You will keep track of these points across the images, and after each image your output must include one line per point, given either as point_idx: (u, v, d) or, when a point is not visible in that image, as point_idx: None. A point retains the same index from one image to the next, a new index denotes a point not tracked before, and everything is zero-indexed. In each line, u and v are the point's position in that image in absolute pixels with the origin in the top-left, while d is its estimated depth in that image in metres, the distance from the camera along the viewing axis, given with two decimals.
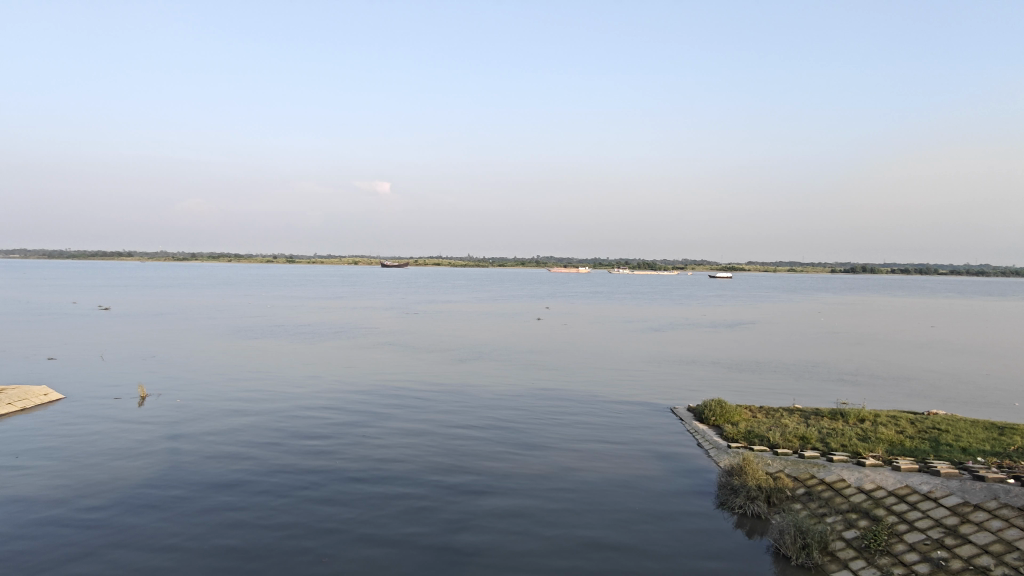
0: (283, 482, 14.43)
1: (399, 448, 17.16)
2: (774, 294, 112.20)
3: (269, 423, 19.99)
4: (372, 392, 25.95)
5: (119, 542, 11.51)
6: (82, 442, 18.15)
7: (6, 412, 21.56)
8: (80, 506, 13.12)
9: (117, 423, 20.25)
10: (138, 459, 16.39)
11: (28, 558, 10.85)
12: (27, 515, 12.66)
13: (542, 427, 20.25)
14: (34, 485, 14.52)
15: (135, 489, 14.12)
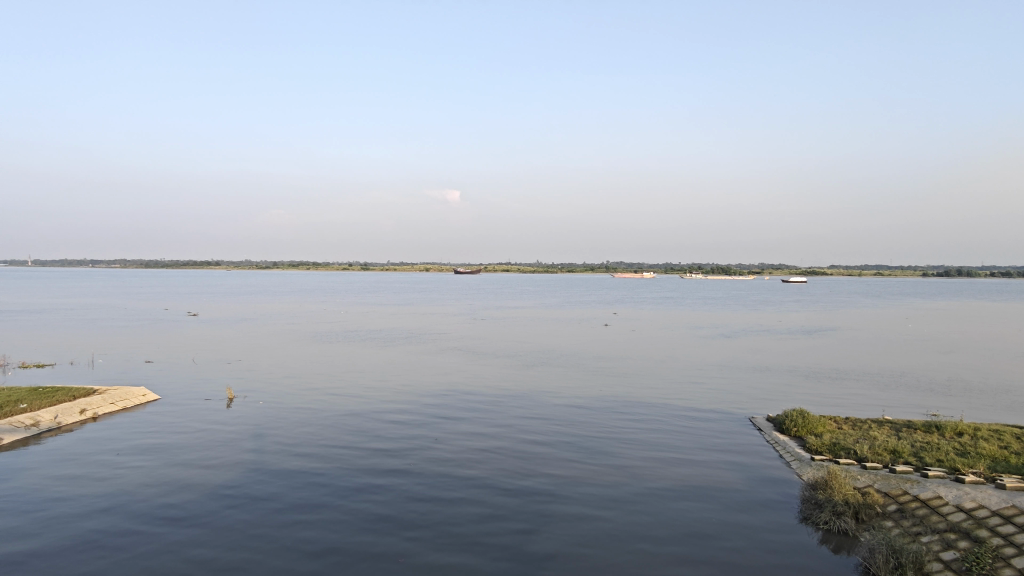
0: (362, 489, 15.04)
1: (472, 458, 17.48)
2: (858, 299, 106.56)
3: (347, 429, 20.75)
4: (443, 398, 26.40)
5: (213, 539, 12.38)
6: (176, 442, 19.37)
7: (109, 411, 23.26)
8: (172, 506, 14.01)
9: (206, 425, 21.50)
10: (225, 462, 17.32)
11: (124, 555, 11.66)
12: (125, 513, 13.63)
13: (612, 438, 20.07)
14: (131, 483, 15.61)
15: (222, 492, 14.94)
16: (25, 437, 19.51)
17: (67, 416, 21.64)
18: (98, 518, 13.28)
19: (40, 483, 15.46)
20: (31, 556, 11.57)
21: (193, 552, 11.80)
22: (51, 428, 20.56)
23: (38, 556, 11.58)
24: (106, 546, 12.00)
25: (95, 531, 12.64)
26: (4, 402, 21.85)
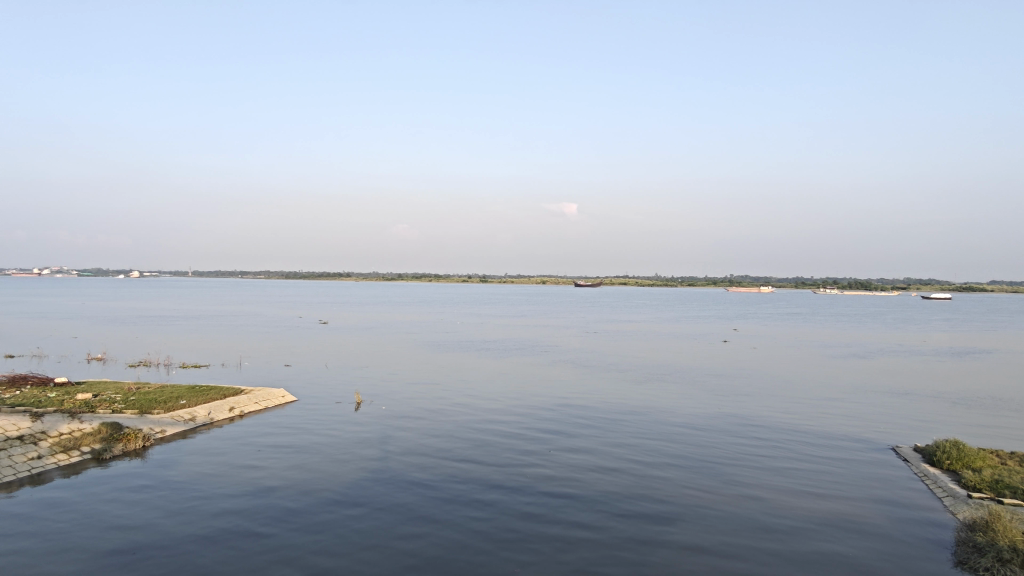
0: (479, 500, 15.44)
1: (589, 476, 17.43)
2: (1021, 319, 94.32)
3: (466, 438, 21.34)
4: (559, 412, 26.41)
5: (343, 536, 13.27)
6: (310, 442, 20.73)
7: (253, 409, 25.38)
8: (303, 505, 14.93)
9: (338, 427, 22.92)
10: (351, 464, 18.27)
11: (258, 550, 12.53)
12: (261, 509, 14.70)
13: (734, 463, 19.10)
14: (269, 480, 16.86)
15: (348, 495, 15.73)
16: (184, 430, 21.73)
17: (218, 413, 23.85)
18: (238, 513, 14.41)
19: (192, 475, 17.10)
20: (181, 545, 12.73)
21: (319, 553, 12.49)
22: (205, 423, 22.75)
23: (186, 546, 12.71)
24: (243, 540, 12.99)
25: (235, 526, 13.71)
26: (168, 398, 24.51)
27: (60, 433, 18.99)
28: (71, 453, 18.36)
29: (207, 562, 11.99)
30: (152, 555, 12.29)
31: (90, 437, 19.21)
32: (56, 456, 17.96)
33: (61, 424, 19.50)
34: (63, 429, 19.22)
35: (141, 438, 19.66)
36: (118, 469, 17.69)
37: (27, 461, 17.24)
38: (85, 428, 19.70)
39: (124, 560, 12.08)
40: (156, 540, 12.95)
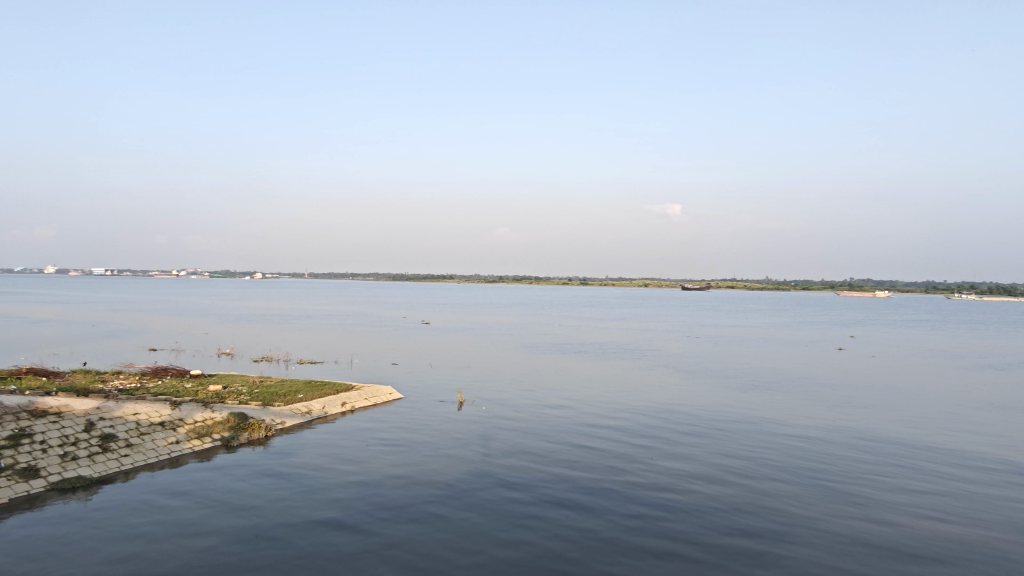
0: (580, 505, 15.48)
1: (693, 487, 17.03)
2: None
3: (567, 442, 21.44)
4: (662, 419, 25.89)
5: (449, 532, 13.76)
6: (414, 439, 21.45)
7: (363, 405, 26.63)
8: (407, 503, 15.42)
9: (443, 424, 23.67)
10: (456, 463, 18.78)
11: (365, 543, 13.08)
12: (369, 503, 15.32)
13: (854, 480, 17.99)
14: (378, 474, 17.64)
15: (450, 494, 16.10)
16: (301, 422, 23.14)
17: (331, 408, 25.22)
18: (350, 505, 15.17)
19: (307, 466, 18.14)
20: (295, 533, 13.51)
21: (422, 550, 12.83)
22: (320, 416, 24.14)
23: (299, 535, 13.46)
24: (351, 533, 13.60)
25: (345, 518, 14.38)
26: (287, 391, 26.20)
27: (194, 421, 20.76)
28: (203, 440, 20.02)
29: (320, 552, 12.64)
30: (269, 541, 13.11)
31: (220, 426, 20.86)
32: (191, 441, 19.64)
33: (196, 412, 21.31)
34: (198, 417, 21.01)
35: (264, 428, 21.12)
36: (243, 457, 19.09)
37: (168, 445, 19.01)
38: (216, 416, 21.42)
39: (245, 545, 12.96)
40: (273, 527, 13.80)
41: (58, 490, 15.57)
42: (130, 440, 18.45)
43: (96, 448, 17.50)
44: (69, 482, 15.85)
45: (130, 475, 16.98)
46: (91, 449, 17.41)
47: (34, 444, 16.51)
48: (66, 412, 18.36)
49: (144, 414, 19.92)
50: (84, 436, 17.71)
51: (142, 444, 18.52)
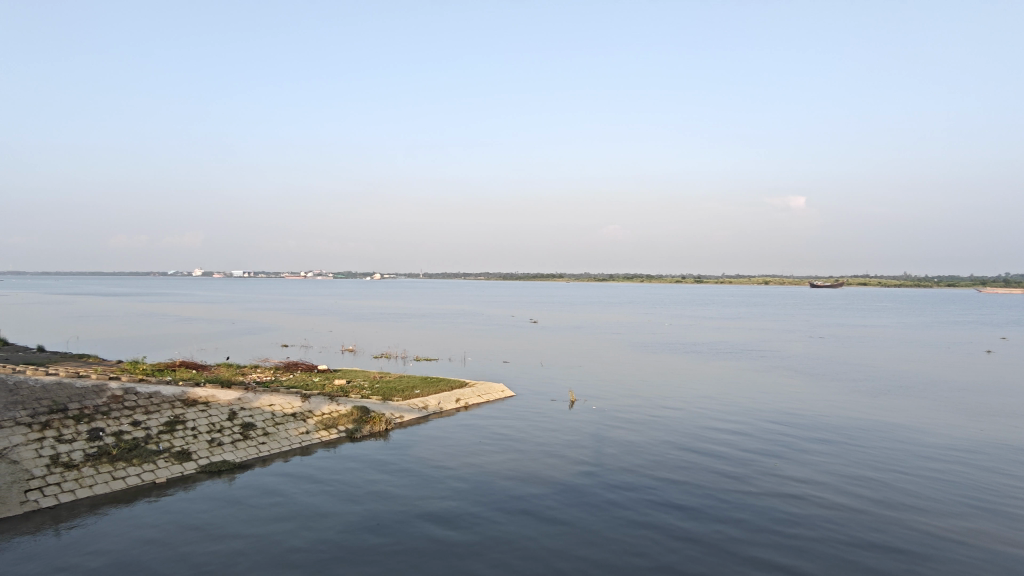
0: (695, 511, 15.10)
1: (819, 498, 16.11)
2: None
3: (682, 446, 20.89)
4: (784, 424, 24.60)
5: (559, 531, 13.91)
6: (526, 438, 21.62)
7: (476, 401, 27.24)
8: (518, 502, 15.58)
9: (555, 423, 23.81)
10: (568, 463, 18.85)
11: (477, 540, 13.32)
12: (481, 499, 15.69)
13: (1007, 502, 16.30)
14: (492, 470, 18.06)
15: (562, 494, 16.15)
16: (418, 417, 24.04)
17: (446, 404, 26.00)
18: (466, 500, 15.68)
19: (423, 460, 18.81)
20: (412, 524, 14.04)
21: (534, 552, 12.88)
22: (436, 412, 24.98)
23: (415, 526, 13.94)
24: (465, 528, 13.92)
25: (459, 514, 14.74)
26: (405, 387, 27.34)
27: (322, 413, 22.16)
28: (330, 431, 21.31)
29: (436, 546, 13.04)
30: (389, 531, 13.70)
31: (345, 418, 22.11)
32: (319, 431, 20.97)
33: (323, 405, 22.72)
34: (325, 410, 22.41)
35: (384, 421, 22.16)
36: (365, 448, 20.12)
37: (299, 434, 20.42)
38: (340, 409, 22.74)
39: (367, 533, 13.60)
40: (393, 517, 14.45)
41: (206, 472, 17.13)
42: (266, 429, 19.99)
43: (238, 435, 19.11)
44: (215, 466, 17.39)
45: (266, 461, 18.38)
46: (234, 436, 19.02)
47: (187, 430, 18.28)
48: (212, 401, 20.17)
49: (279, 405, 21.50)
50: (228, 424, 19.39)
51: (277, 433, 20.00)
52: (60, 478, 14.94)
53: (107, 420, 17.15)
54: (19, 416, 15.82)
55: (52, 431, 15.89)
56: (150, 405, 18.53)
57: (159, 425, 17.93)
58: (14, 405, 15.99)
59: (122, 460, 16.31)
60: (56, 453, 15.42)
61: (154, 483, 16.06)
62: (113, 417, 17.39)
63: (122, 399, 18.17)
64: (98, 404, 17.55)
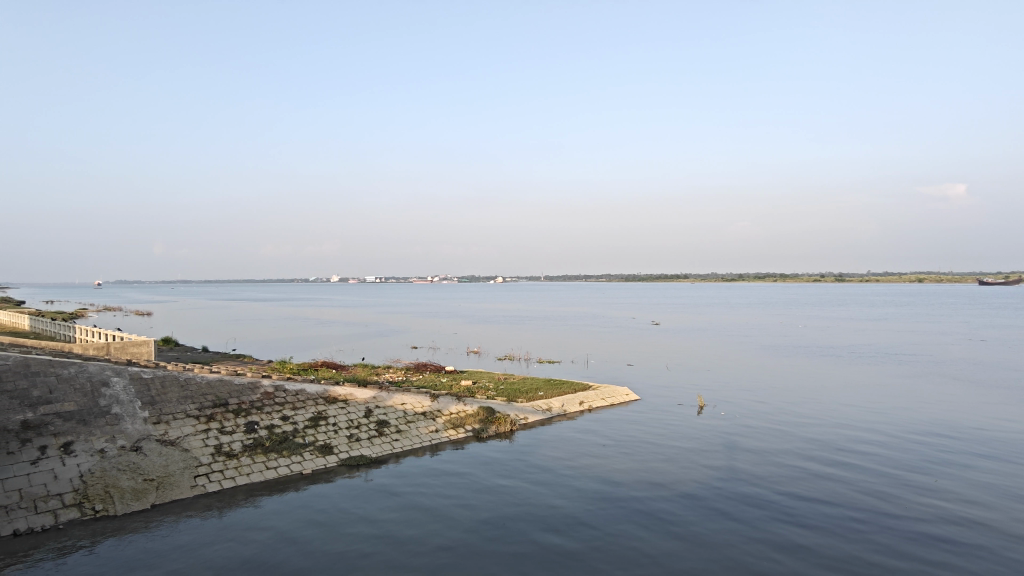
0: (834, 527, 14.06)
1: (985, 522, 14.41)
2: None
3: (822, 457, 19.48)
4: (944, 437, 22.20)
5: (685, 538, 13.46)
6: (653, 444, 21.01)
7: (601, 404, 26.94)
8: (648, 508, 15.09)
9: (682, 429, 23.05)
10: (697, 470, 18.17)
11: (605, 546, 13.00)
12: (605, 502, 15.53)
13: None
14: (616, 474, 17.81)
15: (689, 501, 15.63)
16: (543, 419, 24.17)
17: (570, 406, 25.95)
18: (590, 501, 15.59)
19: (548, 462, 18.83)
20: (539, 525, 14.01)
21: (658, 556, 12.56)
22: (559, 414, 25.04)
23: (541, 529, 13.86)
24: (593, 533, 13.67)
25: (585, 517, 14.56)
26: (529, 389, 27.64)
27: (450, 412, 22.88)
28: (458, 430, 21.96)
29: (563, 547, 12.94)
30: (513, 529, 13.83)
31: (472, 418, 22.66)
32: (447, 430, 21.66)
33: (451, 405, 23.45)
34: (453, 409, 23.15)
35: (509, 422, 22.54)
36: (491, 448, 20.51)
37: (429, 432, 21.22)
38: (467, 409, 23.36)
39: (494, 531, 13.76)
40: (518, 516, 14.63)
41: (346, 465, 18.25)
42: (399, 426, 20.96)
43: (374, 432, 20.18)
44: (354, 459, 18.47)
45: (399, 457, 19.26)
46: (370, 432, 20.10)
47: (329, 425, 19.58)
48: (351, 399, 21.44)
49: (410, 404, 22.46)
50: (364, 420, 20.53)
51: (408, 430, 20.90)
52: (223, 466, 16.52)
53: (261, 415, 18.74)
54: (188, 408, 17.61)
55: (215, 423, 17.60)
56: (296, 401, 20.01)
57: (305, 420, 19.36)
58: (184, 398, 17.80)
59: (274, 451, 17.77)
60: (219, 444, 17.07)
61: (301, 473, 17.34)
62: (266, 412, 18.97)
63: (273, 395, 19.73)
64: (253, 399, 19.18)
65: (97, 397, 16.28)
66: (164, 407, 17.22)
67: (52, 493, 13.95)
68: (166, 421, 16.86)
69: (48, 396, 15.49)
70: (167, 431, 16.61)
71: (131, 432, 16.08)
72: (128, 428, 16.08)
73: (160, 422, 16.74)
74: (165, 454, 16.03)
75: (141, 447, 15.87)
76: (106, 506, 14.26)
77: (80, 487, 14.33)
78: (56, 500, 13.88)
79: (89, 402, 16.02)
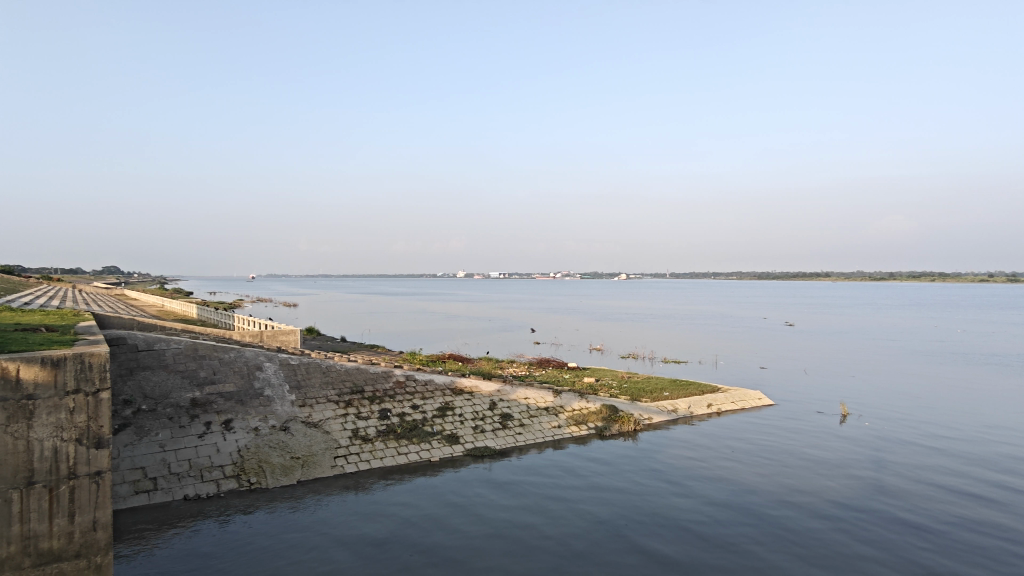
0: (1001, 558, 12.55)
1: None
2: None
3: (989, 479, 17.40)
4: None
5: (823, 555, 12.58)
6: (789, 452, 19.76)
7: (731, 408, 25.73)
8: (786, 521, 14.16)
9: (822, 438, 21.48)
10: (838, 483, 16.89)
11: (734, 555, 12.43)
12: (733, 509, 14.85)
13: None
14: (746, 481, 16.97)
15: (828, 515, 14.58)
16: (668, 420, 23.49)
17: (697, 408, 25.03)
18: (718, 507, 14.99)
19: (674, 465, 18.24)
20: (663, 529, 13.66)
21: (792, 570, 11.83)
22: (686, 415, 24.23)
23: (668, 533, 13.48)
24: (723, 543, 13.00)
25: (712, 523, 14.02)
26: (654, 389, 26.98)
27: (573, 409, 22.82)
28: (581, 427, 21.88)
29: (688, 553, 12.53)
30: (636, 529, 13.62)
31: (595, 415, 22.50)
32: (570, 427, 21.65)
33: (574, 401, 23.40)
34: (575, 406, 23.08)
35: (632, 422, 22.15)
36: (614, 446, 20.25)
37: (551, 428, 21.32)
38: (590, 406, 23.17)
39: (616, 530, 13.60)
40: (642, 517, 14.34)
41: (472, 455, 18.77)
42: (522, 420, 21.23)
43: (498, 424, 20.59)
44: (479, 450, 18.95)
45: (523, 451, 19.51)
46: (494, 425, 20.52)
47: (455, 416, 20.24)
48: (476, 390, 22.00)
49: (533, 399, 22.66)
50: (489, 413, 21.00)
51: (531, 425, 21.11)
52: (359, 449, 17.56)
53: (394, 403, 19.73)
54: (329, 393, 18.88)
55: (353, 409, 18.75)
56: (426, 391, 20.83)
57: (433, 410, 20.14)
58: (326, 384, 19.08)
59: (405, 438, 18.62)
60: (356, 428, 18.18)
61: (429, 461, 18.05)
62: (398, 400, 19.94)
63: (405, 383, 20.66)
64: (386, 387, 20.17)
65: (252, 379, 17.81)
66: (309, 392, 18.57)
67: (215, 464, 15.51)
68: (310, 404, 18.20)
69: (212, 376, 17.17)
70: (311, 414, 17.93)
71: (281, 413, 17.51)
72: (278, 409, 17.54)
73: (305, 405, 18.09)
74: (309, 435, 17.30)
75: (289, 427, 17.24)
76: (259, 479, 15.62)
77: (238, 460, 15.82)
78: (218, 470, 15.42)
79: (246, 383, 17.59)
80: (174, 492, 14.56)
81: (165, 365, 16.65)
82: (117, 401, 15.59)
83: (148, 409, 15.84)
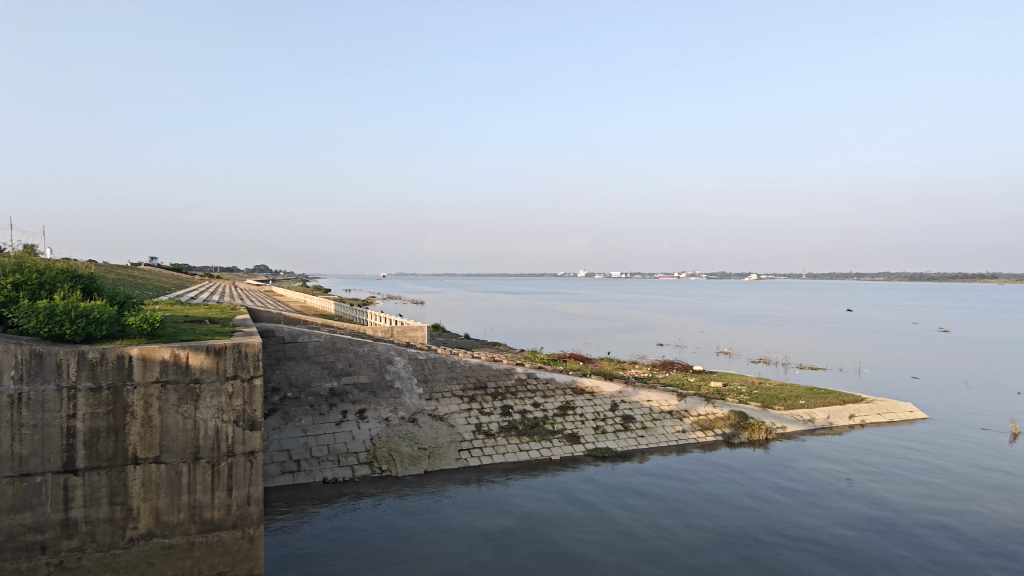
0: None
1: None
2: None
3: None
4: None
5: None
6: (945, 472, 17.86)
7: (876, 420, 23.65)
8: (936, 550, 12.85)
9: (987, 460, 19.19)
10: (1005, 512, 15.03)
11: None
12: (875, 531, 13.69)
13: None
14: (893, 501, 15.57)
15: (990, 548, 13.05)
16: (804, 430, 22.01)
17: (838, 419, 23.24)
18: (858, 527, 13.91)
19: (809, 478, 17.08)
20: (794, 545, 12.89)
21: None
22: (824, 426, 22.58)
23: (801, 550, 12.68)
24: (865, 567, 12.02)
25: (851, 544, 13.02)
26: (788, 396, 25.34)
27: (698, 413, 21.95)
28: (707, 433, 21.04)
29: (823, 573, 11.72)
30: (764, 544, 12.93)
31: (722, 422, 21.57)
32: (696, 432, 20.89)
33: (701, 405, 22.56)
34: (701, 410, 22.22)
35: (764, 431, 20.99)
36: (744, 455, 19.29)
37: (675, 432, 20.67)
38: (718, 412, 22.20)
39: (743, 541, 13.02)
40: (771, 531, 13.59)
41: (593, 456, 18.64)
42: (645, 423, 20.76)
43: (619, 426, 20.28)
44: (600, 451, 18.77)
45: (645, 454, 19.10)
46: (616, 426, 20.25)
47: (576, 416, 20.17)
48: (597, 389, 21.79)
49: (656, 401, 22.06)
50: (610, 414, 20.73)
51: (655, 428, 20.60)
52: (482, 444, 17.98)
53: (515, 400, 20.01)
54: (454, 388, 19.48)
55: (476, 404, 19.23)
56: (547, 389, 20.92)
57: (554, 408, 20.21)
58: (451, 378, 19.70)
59: (526, 435, 18.84)
60: (480, 423, 18.64)
61: (550, 459, 18.15)
62: (519, 397, 20.20)
63: (527, 381, 20.86)
64: (508, 383, 20.47)
65: (384, 371, 18.74)
66: (435, 386, 19.25)
67: (351, 450, 16.53)
68: (437, 398, 18.88)
69: (348, 368, 18.28)
70: (437, 407, 18.61)
71: (410, 405, 18.29)
72: (407, 402, 18.34)
73: (431, 399, 18.80)
74: (435, 427, 17.97)
75: (417, 419, 17.99)
76: (390, 467, 16.47)
77: (371, 448, 16.76)
78: (353, 456, 16.42)
79: (378, 375, 18.54)
80: (314, 474, 15.69)
81: (307, 356, 17.96)
82: (268, 388, 17.05)
83: (292, 396, 17.18)
